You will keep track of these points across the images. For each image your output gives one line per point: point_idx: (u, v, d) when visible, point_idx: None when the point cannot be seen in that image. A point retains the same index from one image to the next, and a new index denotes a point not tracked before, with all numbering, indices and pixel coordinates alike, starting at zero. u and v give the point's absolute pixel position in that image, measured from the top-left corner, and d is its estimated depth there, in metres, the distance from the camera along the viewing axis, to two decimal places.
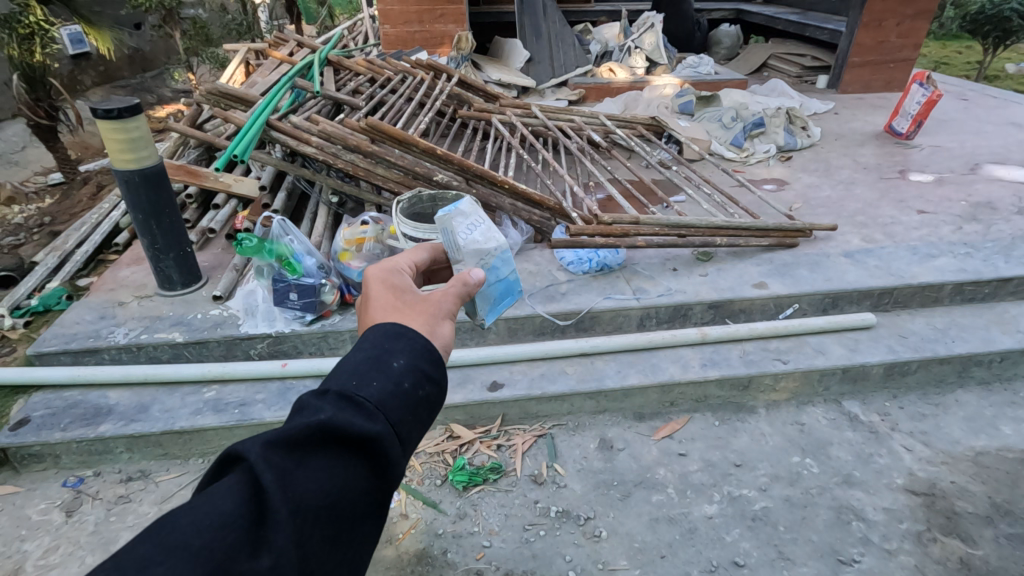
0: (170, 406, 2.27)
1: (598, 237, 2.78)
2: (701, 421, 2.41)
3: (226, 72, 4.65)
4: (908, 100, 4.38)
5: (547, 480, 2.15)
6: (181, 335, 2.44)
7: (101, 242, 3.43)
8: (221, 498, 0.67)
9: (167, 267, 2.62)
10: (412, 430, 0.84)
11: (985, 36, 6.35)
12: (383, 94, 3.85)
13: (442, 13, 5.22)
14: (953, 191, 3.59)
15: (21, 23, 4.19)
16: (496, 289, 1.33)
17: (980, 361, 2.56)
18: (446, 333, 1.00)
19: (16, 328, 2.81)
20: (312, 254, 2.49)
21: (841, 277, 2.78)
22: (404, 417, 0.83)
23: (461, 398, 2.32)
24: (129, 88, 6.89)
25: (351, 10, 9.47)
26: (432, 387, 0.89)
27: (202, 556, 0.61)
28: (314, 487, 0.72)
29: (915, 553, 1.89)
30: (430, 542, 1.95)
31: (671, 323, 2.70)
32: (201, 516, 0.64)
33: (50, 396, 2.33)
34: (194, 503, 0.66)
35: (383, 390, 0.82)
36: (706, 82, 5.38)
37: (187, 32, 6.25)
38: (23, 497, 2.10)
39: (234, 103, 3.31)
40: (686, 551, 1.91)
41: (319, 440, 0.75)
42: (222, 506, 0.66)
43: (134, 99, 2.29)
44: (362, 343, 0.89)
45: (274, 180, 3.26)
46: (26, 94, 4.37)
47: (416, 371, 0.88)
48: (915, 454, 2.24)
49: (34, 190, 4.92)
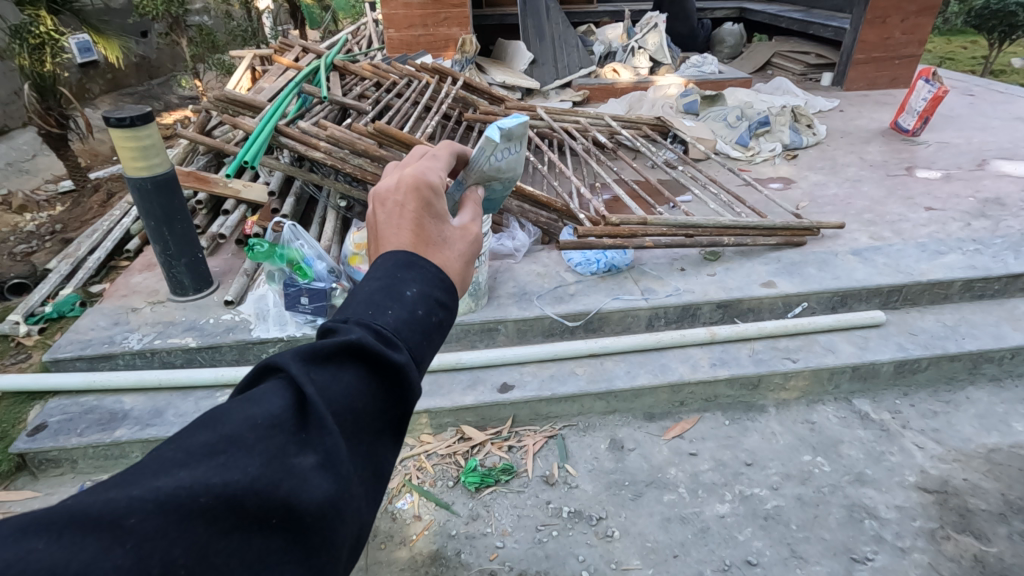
0: (184, 411, 2.30)
1: (606, 238, 2.75)
2: (711, 421, 2.41)
3: (233, 78, 4.69)
4: (914, 96, 4.37)
5: (559, 481, 2.16)
6: (193, 341, 2.47)
7: (113, 248, 3.47)
8: (259, 403, 0.65)
9: (178, 273, 2.64)
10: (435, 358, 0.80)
11: (990, 31, 6.32)
12: (389, 98, 3.88)
13: (446, 16, 5.26)
14: (961, 187, 3.58)
15: (31, 33, 4.21)
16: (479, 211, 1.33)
17: (990, 358, 2.55)
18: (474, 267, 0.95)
19: (31, 335, 2.86)
20: (322, 258, 2.51)
21: (849, 275, 2.78)
22: (430, 347, 0.79)
23: (472, 400, 2.33)
24: (137, 96, 6.96)
25: (353, 15, 9.56)
26: (448, 314, 0.83)
27: (250, 456, 0.60)
28: (343, 403, 0.68)
29: (928, 551, 1.89)
30: (444, 543, 1.96)
31: (680, 323, 2.71)
32: (243, 422, 0.63)
33: (66, 402, 2.36)
34: (232, 410, 0.64)
35: (412, 313, 0.77)
36: (711, 81, 5.37)
37: (194, 39, 6.29)
38: (42, 501, 2.13)
39: (242, 109, 3.33)
40: (699, 551, 1.91)
41: (349, 356, 0.70)
42: (262, 412, 0.64)
43: (146, 107, 2.33)
44: (375, 272, 0.82)
45: (282, 186, 3.30)
46: (36, 103, 4.41)
47: (439, 301, 0.83)
48: (927, 452, 2.24)
49: (45, 198, 4.97)
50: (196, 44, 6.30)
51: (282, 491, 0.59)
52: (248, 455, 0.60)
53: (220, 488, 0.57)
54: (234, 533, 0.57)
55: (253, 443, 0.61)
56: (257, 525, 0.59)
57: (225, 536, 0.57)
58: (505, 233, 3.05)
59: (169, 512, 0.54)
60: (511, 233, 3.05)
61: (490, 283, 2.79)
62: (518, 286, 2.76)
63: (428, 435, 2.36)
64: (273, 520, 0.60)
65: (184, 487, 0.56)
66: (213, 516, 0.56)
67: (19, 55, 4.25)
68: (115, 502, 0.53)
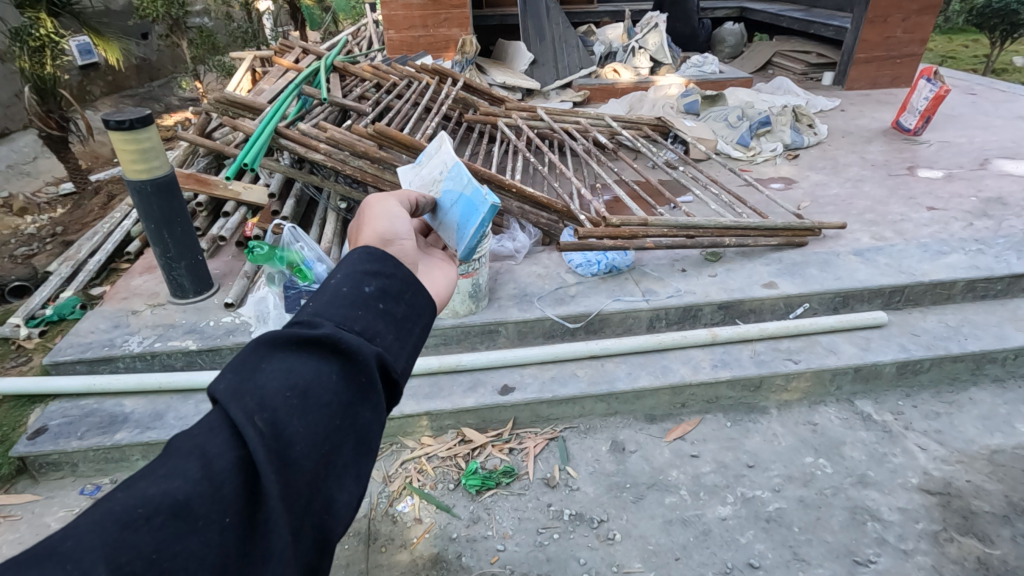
0: (185, 413, 2.30)
1: (606, 240, 2.74)
2: (713, 422, 2.40)
3: (233, 80, 4.70)
4: (915, 96, 4.35)
5: (560, 483, 2.16)
6: (194, 343, 2.46)
7: (113, 251, 3.47)
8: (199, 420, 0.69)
9: (179, 275, 2.64)
10: (383, 324, 0.85)
11: (992, 30, 6.30)
12: (390, 100, 3.87)
13: (446, 17, 5.26)
14: (963, 187, 3.56)
15: (32, 36, 4.22)
16: (455, 212, 1.28)
17: (993, 358, 2.54)
18: (391, 221, 1.06)
19: (32, 337, 2.86)
20: (322, 260, 2.49)
21: (851, 275, 2.77)
22: (370, 314, 0.84)
23: (473, 402, 2.33)
24: (138, 98, 6.97)
25: (353, 16, 9.57)
26: (382, 282, 0.89)
27: (189, 461, 0.63)
28: (280, 383, 0.72)
29: (931, 553, 1.88)
30: (445, 546, 1.95)
31: (681, 325, 2.70)
32: (184, 439, 0.66)
33: (67, 405, 2.36)
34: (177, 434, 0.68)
35: (337, 296, 0.84)
36: (711, 81, 5.36)
37: (195, 41, 6.28)
38: (42, 505, 2.13)
39: (242, 111, 3.33)
40: (701, 554, 1.90)
41: (281, 347, 0.76)
42: (200, 423, 0.68)
43: (145, 110, 2.32)
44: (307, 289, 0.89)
45: (282, 187, 3.29)
46: (37, 105, 4.42)
47: (368, 273, 0.89)
48: (930, 453, 2.22)
49: (46, 201, 4.98)
50: (197, 45, 6.29)
51: (225, 490, 0.62)
52: (186, 460, 0.63)
53: (160, 499, 0.59)
54: (185, 537, 0.59)
55: (188, 452, 0.64)
56: (210, 527, 0.60)
57: (177, 539, 0.58)
58: (506, 234, 3.04)
59: (112, 527, 0.56)
60: (512, 235, 3.04)
61: (490, 284, 2.79)
62: (519, 288, 2.76)
63: (428, 437, 2.35)
64: (227, 521, 0.61)
65: (123, 507, 0.58)
66: (158, 524, 0.58)
67: (20, 58, 4.26)
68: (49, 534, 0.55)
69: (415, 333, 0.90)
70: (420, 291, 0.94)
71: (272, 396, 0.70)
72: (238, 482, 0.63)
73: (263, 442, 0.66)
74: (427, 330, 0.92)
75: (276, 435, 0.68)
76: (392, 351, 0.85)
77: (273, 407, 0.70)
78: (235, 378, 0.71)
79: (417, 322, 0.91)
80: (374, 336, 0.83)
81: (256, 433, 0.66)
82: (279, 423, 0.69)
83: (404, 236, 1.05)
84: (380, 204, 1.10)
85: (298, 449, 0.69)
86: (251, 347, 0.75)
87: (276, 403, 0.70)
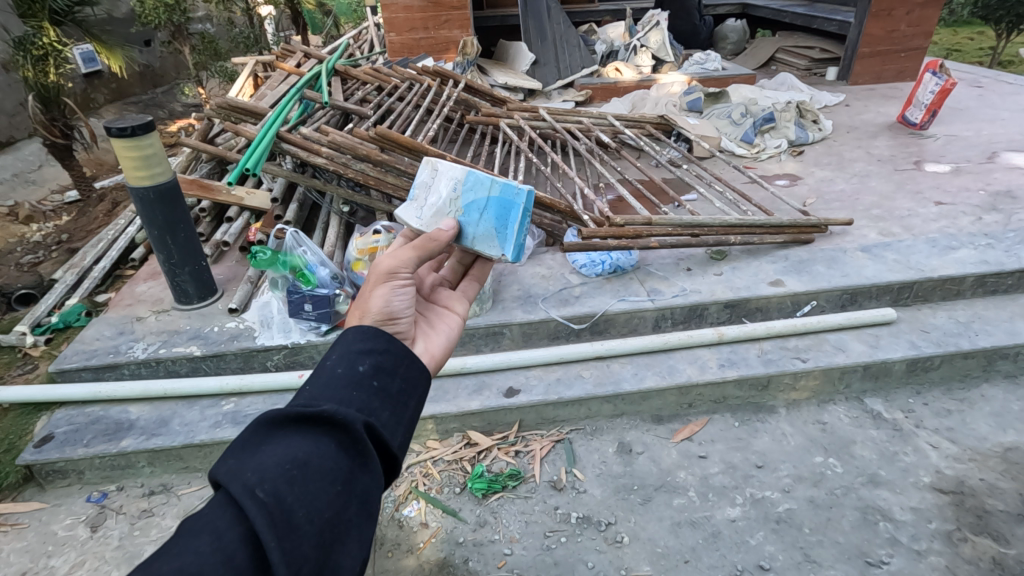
0: (190, 420, 2.29)
1: (610, 240, 2.71)
2: (721, 422, 2.38)
3: (236, 85, 4.72)
4: (920, 90, 4.31)
5: (566, 486, 2.14)
6: (198, 349, 2.46)
7: (118, 257, 3.48)
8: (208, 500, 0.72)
9: (182, 280, 2.64)
10: (378, 401, 0.89)
11: (998, 22, 6.23)
12: (391, 102, 3.87)
13: (447, 18, 5.25)
14: (971, 181, 3.52)
15: (35, 45, 4.28)
16: (487, 221, 1.40)
17: (1005, 354, 2.50)
18: (388, 296, 1.08)
19: (38, 345, 2.86)
20: (326, 264, 2.52)
21: (859, 272, 2.73)
22: (365, 393, 0.88)
23: (478, 405, 2.32)
24: (141, 104, 7.02)
25: (354, 19, 9.65)
26: (375, 357, 0.93)
27: (201, 537, 0.67)
28: (281, 458, 0.77)
29: (945, 553, 1.85)
30: (451, 551, 1.94)
31: (687, 324, 2.68)
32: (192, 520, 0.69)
33: (72, 413, 2.36)
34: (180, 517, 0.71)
35: (332, 377, 0.88)
36: (714, 78, 5.35)
37: (197, 47, 6.32)
38: (48, 513, 2.13)
39: (244, 116, 3.33)
40: (711, 556, 1.88)
41: (282, 423, 0.81)
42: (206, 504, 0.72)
43: (147, 116, 2.33)
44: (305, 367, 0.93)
45: (285, 192, 3.30)
46: (41, 113, 4.46)
47: (363, 350, 0.93)
48: (942, 451, 2.19)
49: (51, 209, 5.00)
50: (199, 51, 6.34)
51: (236, 561, 0.66)
52: (197, 538, 0.67)
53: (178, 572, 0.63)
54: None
55: (198, 528, 0.68)
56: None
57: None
58: None
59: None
60: None
61: (494, 286, 2.78)
62: (523, 289, 2.75)
63: (434, 441, 2.34)
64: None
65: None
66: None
67: (24, 66, 4.29)
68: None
69: (410, 404, 0.93)
70: (413, 361, 0.98)
71: (273, 470, 0.75)
72: (247, 553, 0.68)
73: (266, 513, 0.70)
74: (421, 401, 0.96)
75: (278, 504, 0.72)
76: (387, 426, 0.88)
77: (274, 477, 0.74)
78: (237, 457, 0.76)
79: (412, 394, 0.95)
80: (367, 408, 0.87)
81: (259, 505, 0.71)
82: (281, 492, 0.73)
83: (404, 317, 1.10)
84: (387, 287, 1.09)
85: (300, 515, 0.73)
86: (250, 428, 0.80)
87: (276, 474, 0.74)
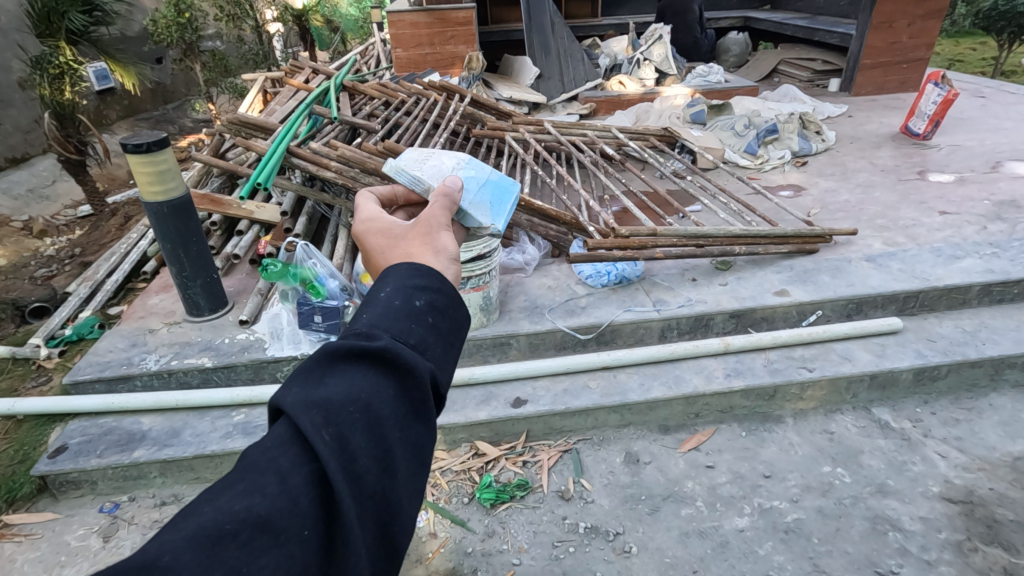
0: (201, 431, 2.32)
1: (616, 250, 2.79)
2: (728, 432, 2.39)
3: (245, 100, 4.79)
4: (923, 100, 4.34)
5: (574, 496, 2.15)
6: (209, 361, 2.49)
7: (130, 270, 3.54)
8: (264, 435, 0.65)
9: (194, 293, 2.68)
10: (432, 339, 0.78)
11: (999, 32, 6.27)
12: (399, 116, 3.95)
13: (452, 34, 5.37)
14: (975, 191, 3.53)
15: (51, 64, 4.45)
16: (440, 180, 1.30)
17: (1013, 363, 2.50)
18: (445, 241, 0.94)
19: (52, 357, 2.91)
20: (335, 276, 2.56)
21: (863, 282, 2.74)
22: (422, 328, 0.77)
23: (485, 415, 2.33)
24: (152, 121, 7.15)
25: (361, 36, 9.85)
26: (430, 297, 0.81)
27: (265, 476, 0.59)
28: (344, 394, 0.67)
29: (955, 563, 1.84)
30: (460, 561, 1.95)
31: (693, 334, 2.70)
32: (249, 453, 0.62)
33: (86, 424, 2.40)
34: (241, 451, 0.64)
35: (390, 310, 0.77)
36: (717, 90, 5.42)
37: (208, 64, 6.47)
38: (61, 523, 2.15)
39: (254, 131, 3.39)
40: (719, 566, 1.88)
41: (339, 358, 0.71)
42: (269, 437, 0.64)
43: (162, 133, 2.39)
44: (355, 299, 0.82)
45: (294, 206, 3.38)
46: (56, 130, 4.57)
47: (415, 288, 0.81)
48: (950, 461, 2.19)
49: (65, 223, 5.09)
50: (209, 69, 6.48)
51: (304, 504, 0.59)
52: (263, 476, 0.59)
53: (245, 514, 0.57)
54: (268, 552, 0.56)
55: (265, 466, 0.60)
56: (289, 542, 0.57)
57: (261, 555, 0.55)
58: (515, 246, 3.08)
59: (204, 545, 0.53)
60: (522, 246, 3.10)
61: (501, 297, 2.81)
62: (529, 300, 2.77)
63: (442, 451, 2.36)
64: (304, 532, 0.58)
65: (212, 522, 0.55)
66: (246, 539, 0.55)
67: (40, 85, 4.42)
68: (149, 550, 0.51)
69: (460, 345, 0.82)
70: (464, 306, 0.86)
71: (338, 405, 0.66)
72: (314, 493, 0.61)
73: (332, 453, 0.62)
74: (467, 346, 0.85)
75: (343, 446, 0.64)
76: (440, 361, 0.78)
77: (337, 416, 0.65)
78: (301, 387, 0.68)
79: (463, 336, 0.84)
80: (424, 352, 0.76)
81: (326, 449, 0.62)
82: (345, 436, 0.65)
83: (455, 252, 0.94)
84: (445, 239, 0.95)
85: (362, 460, 0.65)
86: (313, 361, 0.71)
87: (339, 413, 0.65)
